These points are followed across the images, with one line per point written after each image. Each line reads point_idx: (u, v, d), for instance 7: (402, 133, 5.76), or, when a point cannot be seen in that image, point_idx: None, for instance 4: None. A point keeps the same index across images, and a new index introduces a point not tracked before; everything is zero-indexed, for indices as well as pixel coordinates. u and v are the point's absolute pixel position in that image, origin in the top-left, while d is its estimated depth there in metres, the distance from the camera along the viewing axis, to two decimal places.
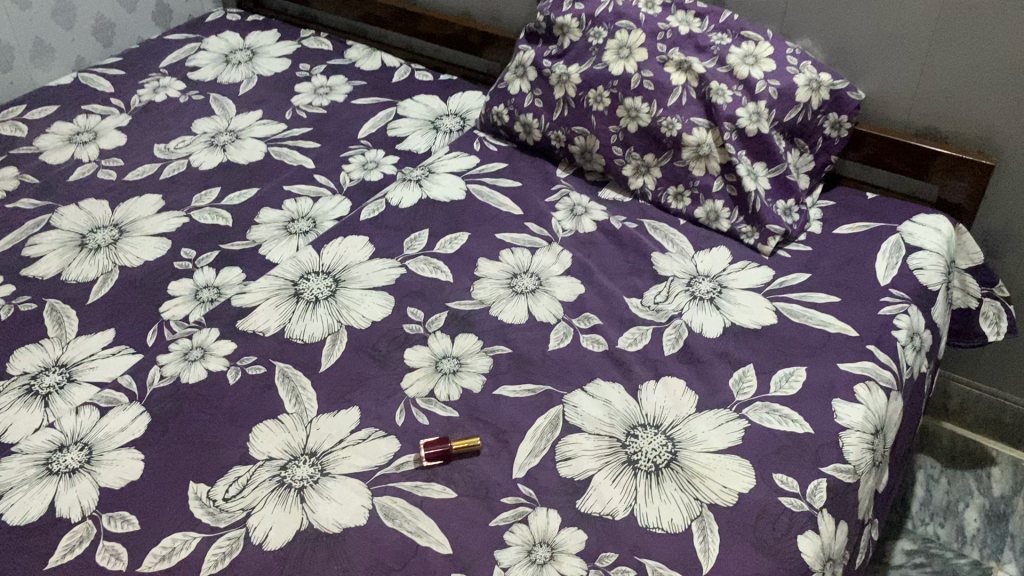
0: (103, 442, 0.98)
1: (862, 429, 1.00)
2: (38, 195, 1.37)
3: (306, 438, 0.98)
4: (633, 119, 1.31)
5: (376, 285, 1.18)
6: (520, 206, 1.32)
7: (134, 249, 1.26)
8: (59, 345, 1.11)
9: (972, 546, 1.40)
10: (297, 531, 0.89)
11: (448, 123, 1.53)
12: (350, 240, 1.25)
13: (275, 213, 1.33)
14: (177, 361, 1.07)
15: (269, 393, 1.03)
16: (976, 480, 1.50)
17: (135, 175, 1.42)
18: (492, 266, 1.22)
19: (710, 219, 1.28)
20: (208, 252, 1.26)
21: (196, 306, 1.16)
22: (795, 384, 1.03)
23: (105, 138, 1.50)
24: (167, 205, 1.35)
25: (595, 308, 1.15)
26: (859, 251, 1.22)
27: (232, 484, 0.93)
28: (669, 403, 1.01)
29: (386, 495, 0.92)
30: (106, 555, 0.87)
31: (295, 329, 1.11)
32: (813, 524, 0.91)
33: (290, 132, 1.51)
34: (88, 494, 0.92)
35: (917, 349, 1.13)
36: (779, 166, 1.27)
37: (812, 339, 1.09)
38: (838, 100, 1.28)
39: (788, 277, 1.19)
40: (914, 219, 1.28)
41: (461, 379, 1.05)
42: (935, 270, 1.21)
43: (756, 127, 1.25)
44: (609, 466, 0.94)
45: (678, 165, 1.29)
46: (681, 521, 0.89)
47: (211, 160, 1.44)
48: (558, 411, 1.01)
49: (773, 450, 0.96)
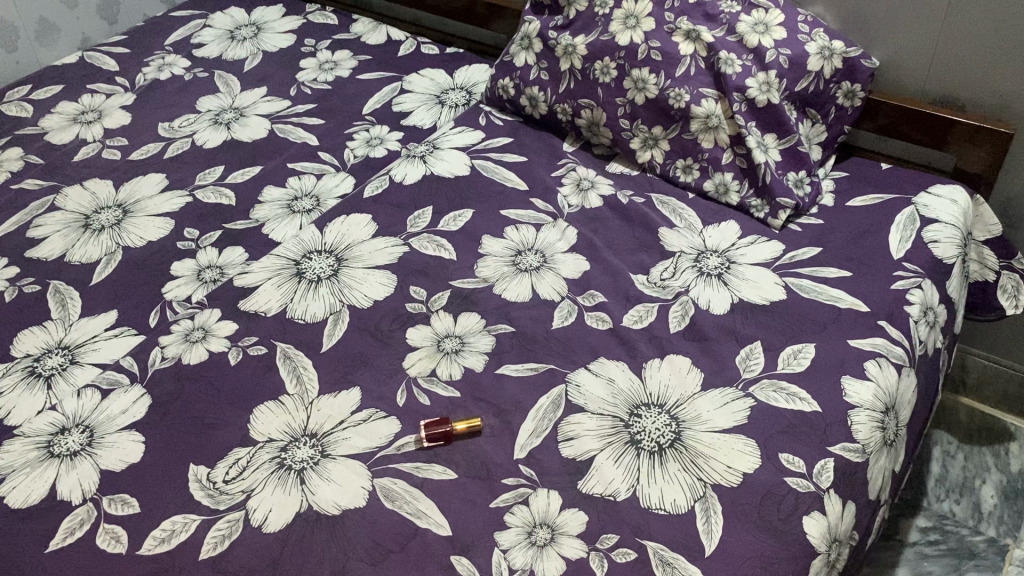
0: (104, 424, 0.97)
1: (872, 407, 0.98)
2: (44, 176, 1.37)
3: (307, 419, 0.97)
4: (640, 90, 1.28)
5: (379, 263, 1.17)
6: (525, 181, 1.30)
7: (138, 229, 1.25)
8: (62, 327, 1.11)
9: (988, 523, 1.37)
10: (296, 513, 0.88)
11: (454, 97, 1.50)
12: (353, 218, 1.24)
13: (278, 191, 1.31)
14: (178, 342, 1.07)
15: (270, 374, 1.03)
16: (994, 455, 1.47)
17: (139, 154, 1.41)
18: (496, 243, 1.20)
19: (719, 192, 1.25)
20: (211, 231, 1.25)
21: (199, 287, 1.15)
22: (804, 360, 1.01)
23: (109, 117, 1.49)
24: (171, 184, 1.34)
25: (600, 285, 1.13)
26: (872, 223, 1.19)
27: (232, 465, 0.93)
28: (674, 382, 1.00)
29: (386, 476, 0.92)
30: (106, 538, 0.87)
31: (298, 309, 1.10)
32: (819, 504, 0.89)
33: (294, 109, 1.49)
34: (89, 476, 0.92)
35: (930, 324, 1.11)
36: (791, 137, 1.24)
37: (823, 315, 1.07)
38: (852, 68, 1.25)
39: (799, 252, 1.17)
40: (929, 190, 1.24)
41: (464, 359, 1.04)
42: (950, 243, 1.18)
43: (765, 98, 1.22)
44: (611, 446, 0.93)
45: (686, 137, 1.26)
46: (684, 502, 0.88)
47: (215, 138, 1.43)
48: (561, 390, 0.99)
49: (780, 429, 0.94)
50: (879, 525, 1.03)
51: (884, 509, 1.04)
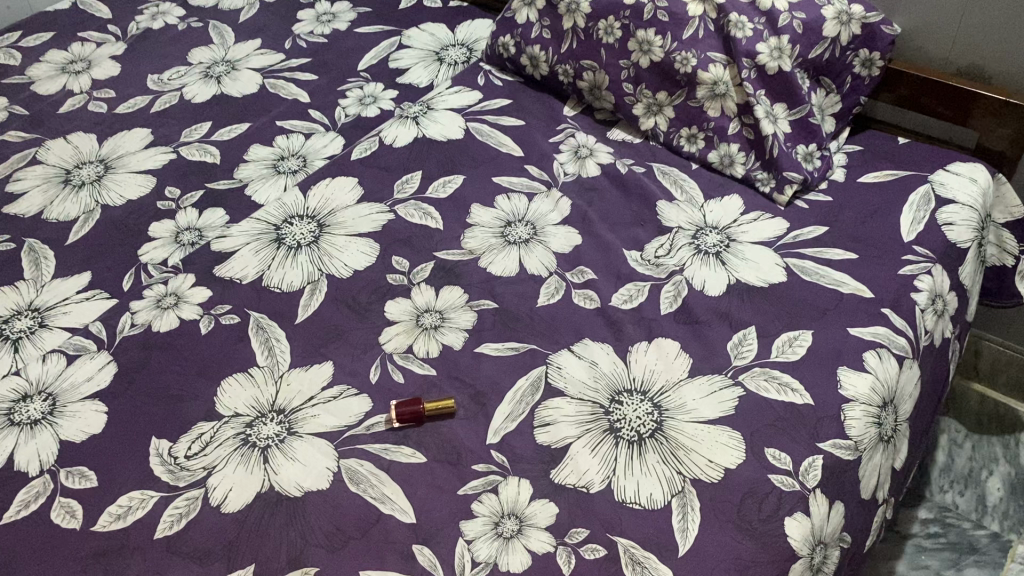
0: (67, 392, 0.95)
1: (868, 401, 0.92)
2: (27, 128, 1.33)
3: (275, 394, 0.94)
4: (645, 53, 1.20)
5: (362, 231, 1.12)
6: (521, 147, 1.24)
7: (118, 186, 1.22)
8: (34, 287, 1.08)
9: (992, 517, 1.32)
10: (257, 493, 0.85)
11: (454, 54, 1.44)
12: (338, 182, 1.19)
13: (265, 150, 1.27)
14: (149, 308, 1.03)
15: (241, 345, 0.99)
16: (1003, 446, 1.41)
17: (125, 108, 1.36)
18: (485, 212, 1.15)
19: (724, 163, 1.19)
20: (193, 191, 1.21)
21: (176, 250, 1.11)
22: (799, 348, 0.96)
23: (98, 67, 1.44)
24: (156, 140, 1.30)
25: (590, 261, 1.08)
26: (883, 202, 1.13)
27: (195, 440, 0.90)
28: (660, 367, 0.95)
29: (353, 457, 0.88)
30: (61, 513, 0.85)
31: (274, 277, 1.06)
32: (804, 505, 0.84)
33: (288, 63, 1.43)
34: (48, 447, 0.90)
35: (938, 313, 1.05)
36: (802, 108, 1.16)
37: (823, 300, 1.01)
38: (872, 35, 1.17)
39: (804, 230, 1.10)
40: (948, 167, 1.17)
41: (442, 335, 1.00)
42: (967, 225, 1.11)
43: (777, 65, 1.14)
44: (589, 434, 0.89)
45: (692, 105, 1.19)
46: (661, 497, 0.84)
47: (205, 92, 1.38)
48: (541, 372, 0.95)
49: (769, 422, 0.89)
50: (879, 525, 0.98)
51: (884, 509, 0.99)
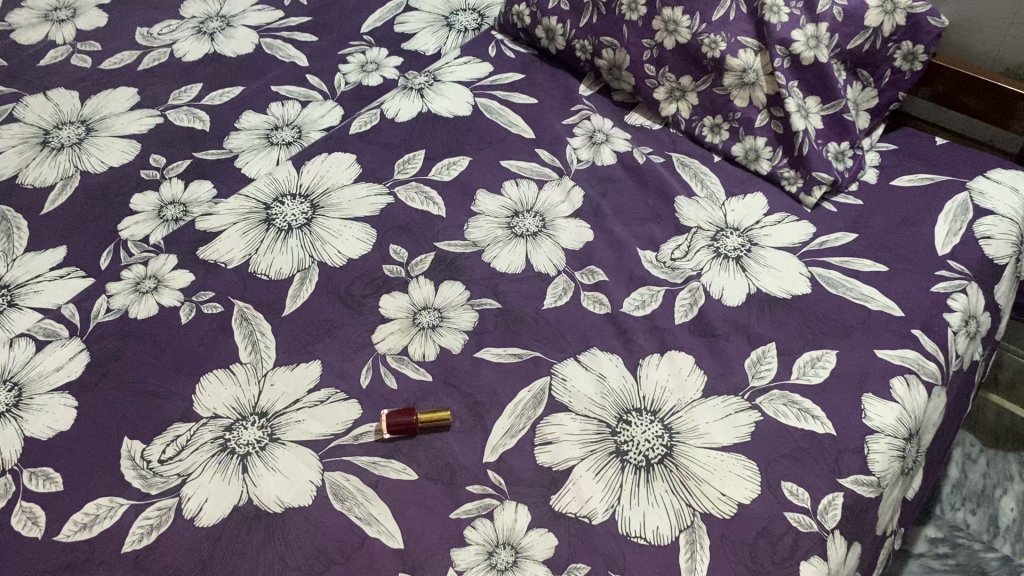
0: (35, 382, 0.89)
1: (894, 433, 0.86)
2: (6, 82, 1.25)
3: (257, 395, 0.87)
4: (671, 33, 1.11)
5: (359, 215, 1.04)
6: (533, 128, 1.16)
7: (99, 151, 1.14)
8: (5, 262, 1.01)
9: (1004, 539, 1.28)
10: (233, 507, 0.79)
11: (464, 19, 1.34)
12: (335, 158, 1.11)
13: (258, 117, 1.18)
14: (127, 292, 0.96)
15: (224, 337, 0.92)
16: (1019, 463, 1.36)
17: (110, 63, 1.27)
18: (492, 200, 1.07)
19: (748, 158, 1.11)
20: (179, 160, 1.13)
21: (158, 226, 1.04)
22: (822, 370, 0.89)
23: (84, 16, 1.35)
24: (143, 101, 1.21)
25: (601, 260, 1.01)
26: (918, 209, 1.05)
27: (170, 443, 0.83)
28: (672, 384, 0.88)
29: (338, 471, 0.82)
30: (22, 518, 0.79)
31: (262, 263, 0.99)
32: (820, 547, 0.79)
33: (287, 22, 1.34)
34: (11, 443, 0.84)
35: (971, 335, 0.98)
36: (836, 102, 1.06)
37: (850, 317, 0.94)
38: (915, 27, 1.06)
39: (832, 236, 1.03)
40: (988, 174, 1.09)
41: (440, 337, 0.93)
42: (1006, 239, 1.04)
43: (813, 54, 1.04)
44: (594, 457, 0.82)
45: (717, 92, 1.11)
46: (668, 532, 0.78)
47: (197, 50, 1.29)
48: (543, 385, 0.88)
49: (787, 452, 0.83)
50: (886, 557, 0.93)
51: (893, 540, 0.94)
